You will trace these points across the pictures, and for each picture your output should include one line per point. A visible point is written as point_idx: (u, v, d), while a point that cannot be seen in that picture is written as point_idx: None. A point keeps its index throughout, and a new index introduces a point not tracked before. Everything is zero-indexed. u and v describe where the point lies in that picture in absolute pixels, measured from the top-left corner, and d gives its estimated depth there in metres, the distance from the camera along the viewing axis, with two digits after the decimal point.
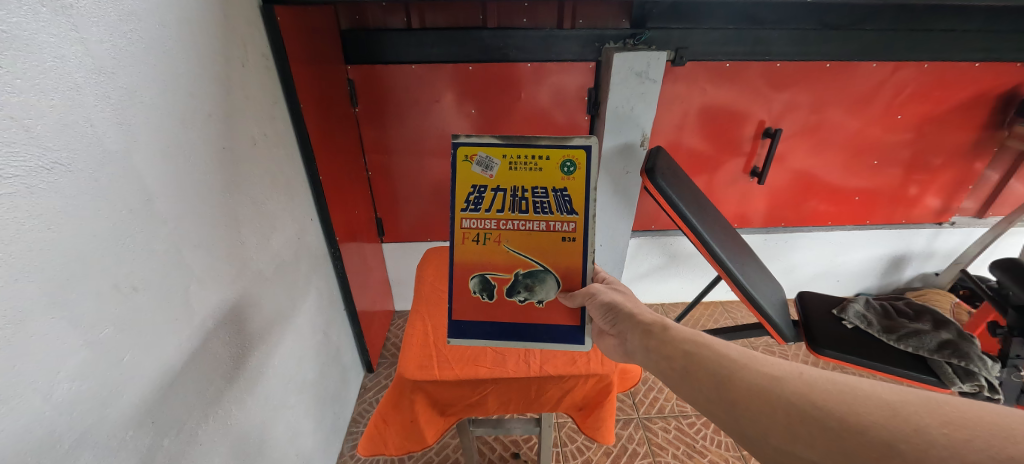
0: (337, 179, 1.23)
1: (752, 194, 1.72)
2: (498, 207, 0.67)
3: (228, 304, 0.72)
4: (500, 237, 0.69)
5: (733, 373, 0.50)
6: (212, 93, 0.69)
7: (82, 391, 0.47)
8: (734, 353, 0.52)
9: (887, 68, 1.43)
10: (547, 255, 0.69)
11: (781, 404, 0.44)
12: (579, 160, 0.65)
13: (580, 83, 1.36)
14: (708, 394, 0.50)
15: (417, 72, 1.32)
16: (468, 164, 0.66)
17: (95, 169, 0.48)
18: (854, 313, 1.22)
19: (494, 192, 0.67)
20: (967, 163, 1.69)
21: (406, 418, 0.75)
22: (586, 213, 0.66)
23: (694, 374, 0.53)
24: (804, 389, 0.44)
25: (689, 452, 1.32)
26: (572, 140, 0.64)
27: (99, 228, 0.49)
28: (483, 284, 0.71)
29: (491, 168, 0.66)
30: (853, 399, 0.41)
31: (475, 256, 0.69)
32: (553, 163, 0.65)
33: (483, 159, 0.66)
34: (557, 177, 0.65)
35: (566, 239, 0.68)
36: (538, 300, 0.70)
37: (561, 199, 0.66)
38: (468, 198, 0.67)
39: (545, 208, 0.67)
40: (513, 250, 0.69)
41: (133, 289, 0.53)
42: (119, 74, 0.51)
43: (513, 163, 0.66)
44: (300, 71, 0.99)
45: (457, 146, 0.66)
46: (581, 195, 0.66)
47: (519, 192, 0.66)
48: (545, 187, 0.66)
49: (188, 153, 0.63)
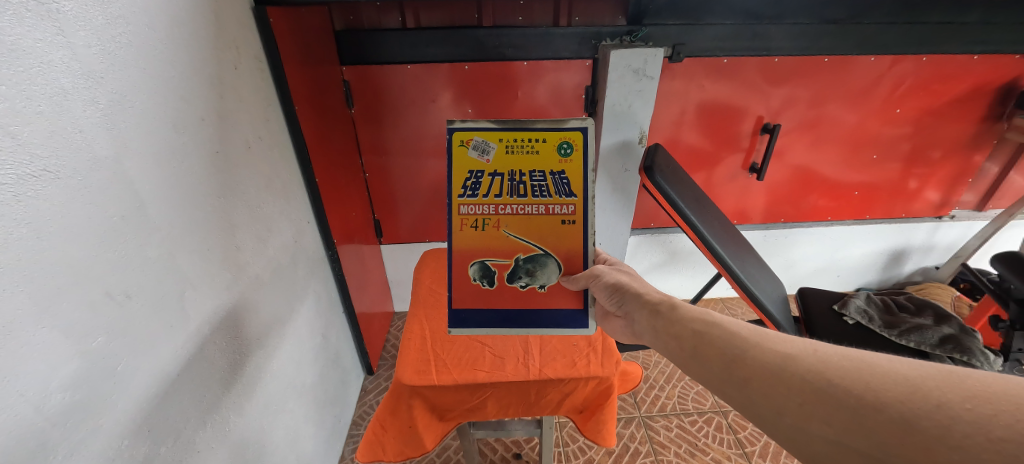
0: (334, 181, 1.22)
1: (751, 190, 1.71)
2: (496, 192, 0.67)
3: (224, 309, 0.71)
4: (499, 223, 0.68)
5: (745, 352, 0.49)
6: (206, 97, 0.69)
7: (76, 401, 0.46)
8: (744, 331, 0.51)
9: (885, 62, 1.42)
10: (547, 237, 0.68)
11: (796, 382, 0.43)
12: (575, 142, 0.66)
13: (577, 80, 1.35)
14: (720, 372, 0.50)
15: (414, 72, 1.31)
16: (464, 149, 0.66)
17: (85, 175, 0.47)
18: (855, 309, 1.20)
19: (491, 177, 0.66)
20: (966, 156, 1.68)
21: (405, 423, 0.74)
22: (584, 195, 0.66)
23: (705, 353, 0.52)
24: (819, 367, 0.43)
25: (692, 450, 1.31)
26: (568, 123, 0.66)
27: (89, 235, 0.48)
28: (484, 272, 0.70)
29: (488, 153, 0.66)
30: (871, 376, 0.40)
31: (475, 243, 0.68)
32: (550, 145, 0.66)
33: (479, 144, 0.66)
34: (554, 160, 0.66)
35: (566, 222, 0.68)
36: (539, 285, 0.69)
37: (559, 181, 0.66)
38: (466, 184, 0.66)
39: (543, 191, 0.66)
40: (512, 235, 0.68)
41: (125, 296, 0.52)
42: (109, 78, 0.51)
43: (510, 147, 0.66)
44: (294, 73, 0.98)
45: (452, 131, 0.65)
46: (579, 177, 0.66)
47: (516, 174, 0.66)
48: (542, 170, 0.66)
49: (181, 157, 0.63)
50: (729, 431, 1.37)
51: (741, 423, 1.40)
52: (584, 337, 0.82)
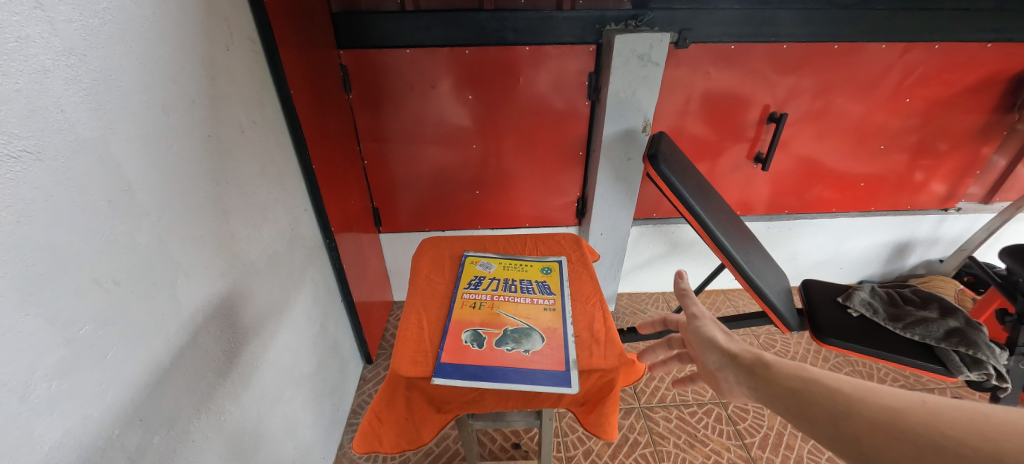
0: (331, 168, 1.20)
1: (754, 181, 1.68)
2: (493, 287, 0.80)
3: (218, 298, 0.70)
4: (493, 305, 0.75)
5: (840, 407, 0.40)
6: (196, 79, 0.66)
7: (62, 390, 0.45)
8: (846, 387, 0.41)
9: (896, 50, 1.39)
10: (533, 316, 0.72)
11: (906, 438, 0.35)
12: (554, 267, 0.86)
13: (579, 67, 1.32)
14: (808, 426, 0.41)
15: (413, 57, 1.28)
16: (473, 265, 0.87)
17: (68, 158, 0.45)
18: (859, 301, 1.17)
19: (490, 279, 0.82)
20: (975, 147, 1.65)
21: (400, 416, 0.68)
22: (562, 293, 0.79)
23: (788, 405, 0.44)
24: (928, 419, 0.35)
25: (691, 441, 1.31)
26: (548, 258, 0.89)
27: (75, 220, 0.46)
28: (475, 337, 0.68)
29: (489, 267, 0.86)
30: (985, 423, 0.33)
31: (470, 316, 0.72)
32: (536, 268, 0.86)
33: (485, 263, 0.88)
34: (538, 274, 0.84)
35: (548, 309, 0.75)
36: (525, 349, 0.65)
37: (541, 285, 0.81)
38: (469, 282, 0.81)
39: (529, 289, 0.79)
40: (504, 314, 0.73)
41: (113, 284, 0.51)
42: (91, 56, 0.48)
43: (507, 267, 0.87)
44: (289, 57, 0.95)
45: (466, 255, 0.90)
46: (558, 285, 0.81)
47: (510, 280, 0.82)
48: (530, 278, 0.83)
49: (171, 141, 0.61)
50: (728, 423, 1.37)
51: (741, 415, 1.40)
52: (585, 323, 0.72)
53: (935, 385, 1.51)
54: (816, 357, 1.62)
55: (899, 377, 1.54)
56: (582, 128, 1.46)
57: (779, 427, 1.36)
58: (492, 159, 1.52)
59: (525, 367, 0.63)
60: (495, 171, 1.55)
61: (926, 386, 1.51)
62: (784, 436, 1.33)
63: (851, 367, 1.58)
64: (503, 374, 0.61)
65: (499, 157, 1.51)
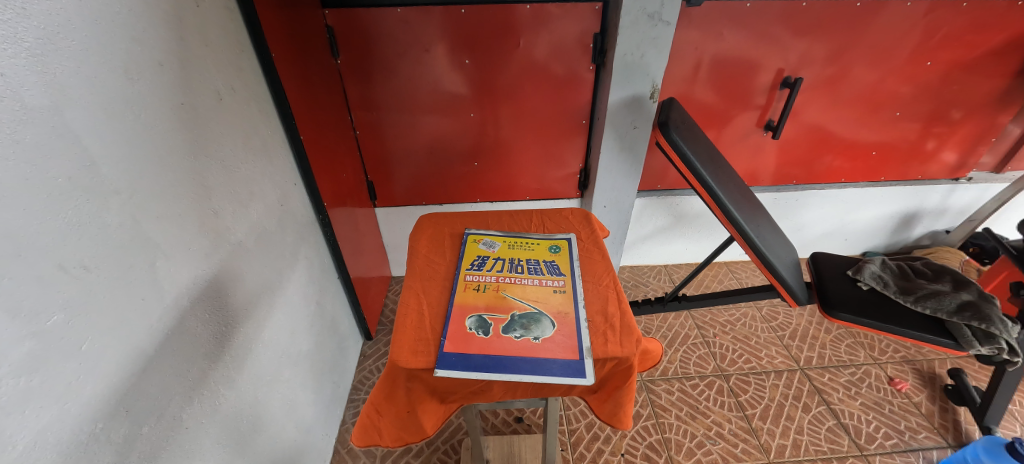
0: (320, 139, 1.13)
1: (763, 151, 1.63)
2: (498, 268, 0.76)
3: (204, 280, 0.66)
4: (499, 287, 0.72)
5: None
6: (163, 39, 0.59)
7: (34, 386, 0.41)
8: None
9: (923, 7, 1.29)
10: (542, 299, 0.69)
11: None
12: (562, 246, 0.82)
13: (584, 27, 1.22)
14: None
15: (404, 17, 1.18)
16: (476, 243, 0.83)
17: (15, 128, 0.40)
18: (870, 274, 1.15)
19: (495, 260, 0.78)
20: (993, 114, 1.59)
21: (401, 408, 0.66)
22: (572, 274, 0.75)
23: None
24: None
25: (693, 413, 1.32)
26: (556, 236, 0.85)
27: (30, 200, 0.41)
28: (480, 323, 0.65)
29: (493, 246, 0.82)
30: None
31: (473, 300, 0.69)
32: (543, 247, 0.82)
33: (487, 242, 0.83)
34: (546, 254, 0.80)
35: (557, 291, 0.71)
36: (534, 337, 0.62)
37: (549, 266, 0.77)
38: (472, 262, 0.77)
39: (536, 269, 0.76)
40: (510, 297, 0.70)
41: (83, 269, 0.47)
42: (31, 10, 0.41)
43: (511, 245, 0.83)
44: (267, 15, 0.86)
45: (468, 233, 0.85)
46: (567, 265, 0.77)
47: (515, 260, 0.78)
48: (537, 258, 0.79)
49: (139, 110, 0.55)
50: (729, 394, 1.38)
51: (743, 387, 1.41)
52: (598, 308, 0.69)
53: (936, 356, 1.52)
54: (818, 329, 1.62)
55: (899, 349, 1.55)
56: (585, 96, 1.38)
57: (780, 399, 1.37)
58: (491, 128, 1.45)
59: (535, 356, 0.60)
60: (494, 141, 1.49)
61: (926, 357, 1.52)
62: (785, 407, 1.35)
63: (853, 339, 1.59)
64: (511, 365, 0.58)
65: (497, 126, 1.44)
